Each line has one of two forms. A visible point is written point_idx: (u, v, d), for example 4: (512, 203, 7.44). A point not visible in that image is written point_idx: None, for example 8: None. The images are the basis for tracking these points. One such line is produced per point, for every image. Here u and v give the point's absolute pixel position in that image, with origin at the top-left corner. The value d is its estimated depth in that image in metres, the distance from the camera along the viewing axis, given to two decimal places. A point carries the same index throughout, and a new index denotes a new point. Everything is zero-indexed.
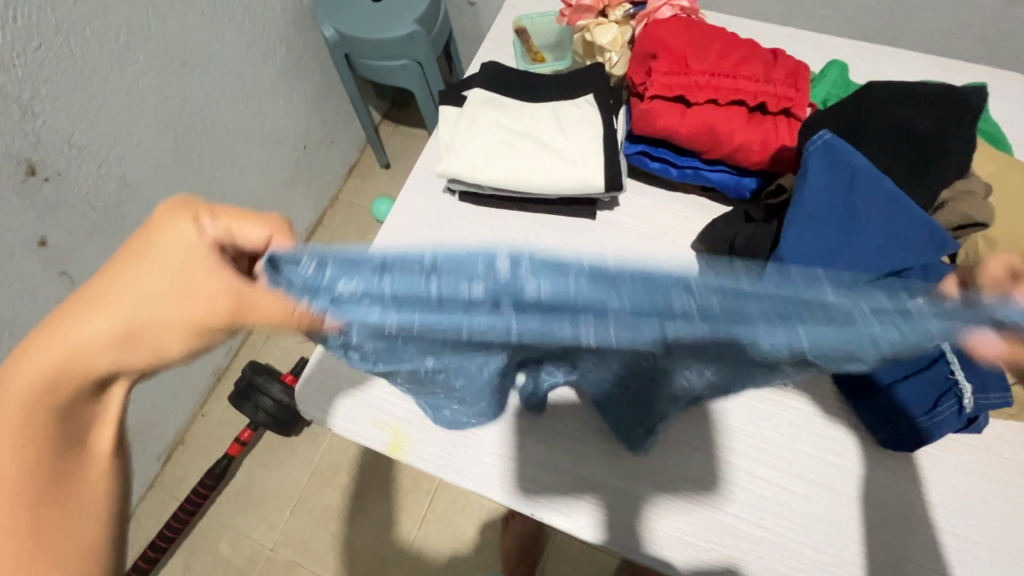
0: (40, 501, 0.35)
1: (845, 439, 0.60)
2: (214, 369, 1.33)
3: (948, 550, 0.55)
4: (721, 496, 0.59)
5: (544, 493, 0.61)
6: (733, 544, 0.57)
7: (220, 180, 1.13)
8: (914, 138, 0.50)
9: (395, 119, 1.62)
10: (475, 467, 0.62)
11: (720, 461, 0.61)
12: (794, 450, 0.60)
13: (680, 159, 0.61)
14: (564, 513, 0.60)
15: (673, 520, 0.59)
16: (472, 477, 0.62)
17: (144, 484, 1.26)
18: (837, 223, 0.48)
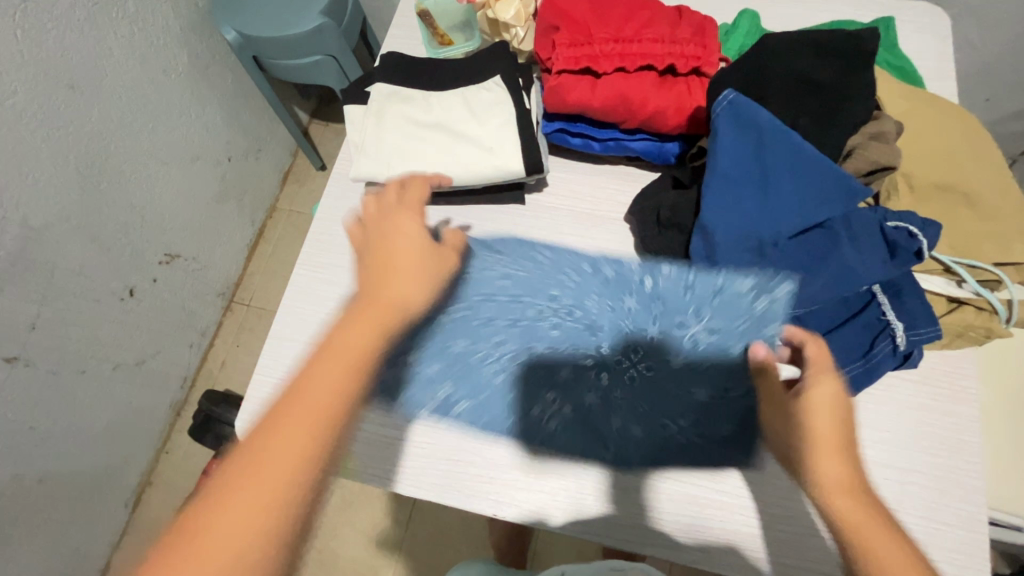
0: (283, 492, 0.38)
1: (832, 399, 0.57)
2: (172, 403, 1.28)
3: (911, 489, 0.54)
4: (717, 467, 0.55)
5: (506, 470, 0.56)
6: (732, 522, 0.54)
7: (140, 208, 1.06)
8: (816, 89, 0.50)
9: (324, 117, 1.55)
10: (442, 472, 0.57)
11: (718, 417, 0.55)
12: None
13: (601, 132, 0.60)
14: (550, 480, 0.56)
15: (671, 498, 0.54)
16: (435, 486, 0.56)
17: (115, 532, 1.21)
18: (751, 185, 0.49)
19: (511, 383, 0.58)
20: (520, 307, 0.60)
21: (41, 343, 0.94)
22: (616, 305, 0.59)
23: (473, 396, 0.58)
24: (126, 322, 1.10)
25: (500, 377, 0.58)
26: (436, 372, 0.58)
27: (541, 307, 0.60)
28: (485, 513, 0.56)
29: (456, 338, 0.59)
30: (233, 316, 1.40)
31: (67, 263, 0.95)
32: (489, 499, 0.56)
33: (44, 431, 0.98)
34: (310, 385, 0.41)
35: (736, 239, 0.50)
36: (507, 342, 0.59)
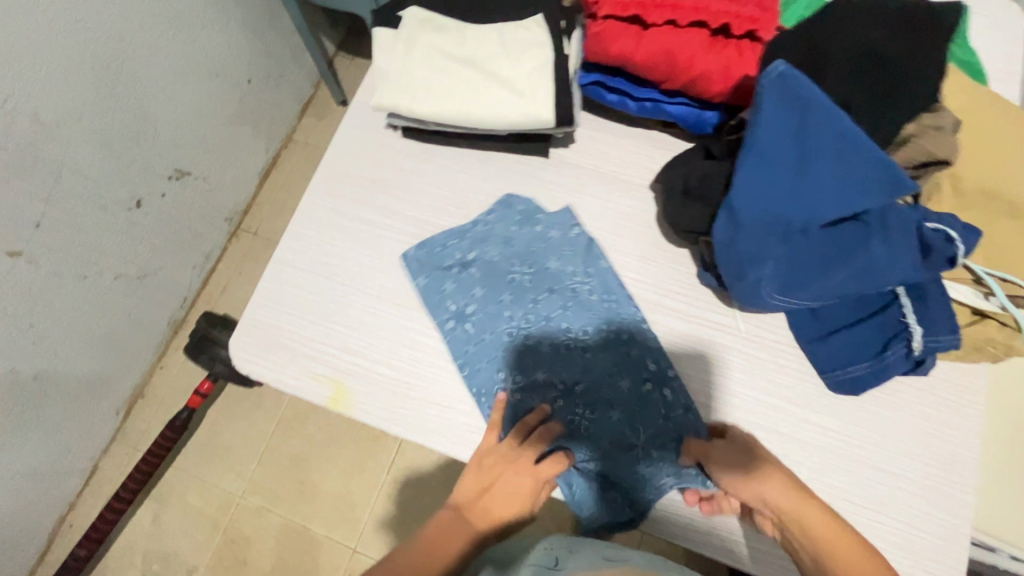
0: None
1: (829, 397, 0.55)
2: (170, 320, 1.28)
3: (896, 494, 0.53)
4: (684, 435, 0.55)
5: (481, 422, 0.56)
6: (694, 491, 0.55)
7: (152, 118, 1.04)
8: (880, 61, 0.46)
9: (351, 50, 1.50)
10: (423, 417, 0.56)
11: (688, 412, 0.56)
12: (760, 402, 0.56)
13: (639, 90, 0.57)
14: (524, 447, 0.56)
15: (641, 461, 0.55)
16: (415, 428, 0.56)
17: (105, 438, 1.24)
18: (788, 166, 0.45)
19: (503, 330, 0.58)
20: (542, 290, 0.59)
21: (44, 243, 0.93)
22: (609, 338, 0.58)
23: (481, 301, 0.59)
24: (130, 234, 1.09)
25: (495, 321, 0.58)
26: (441, 285, 0.59)
27: (558, 300, 0.59)
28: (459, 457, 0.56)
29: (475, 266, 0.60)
30: (239, 243, 1.39)
31: (75, 165, 0.93)
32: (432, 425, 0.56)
33: (42, 330, 0.98)
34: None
35: (759, 221, 0.46)
36: (521, 306, 0.58)
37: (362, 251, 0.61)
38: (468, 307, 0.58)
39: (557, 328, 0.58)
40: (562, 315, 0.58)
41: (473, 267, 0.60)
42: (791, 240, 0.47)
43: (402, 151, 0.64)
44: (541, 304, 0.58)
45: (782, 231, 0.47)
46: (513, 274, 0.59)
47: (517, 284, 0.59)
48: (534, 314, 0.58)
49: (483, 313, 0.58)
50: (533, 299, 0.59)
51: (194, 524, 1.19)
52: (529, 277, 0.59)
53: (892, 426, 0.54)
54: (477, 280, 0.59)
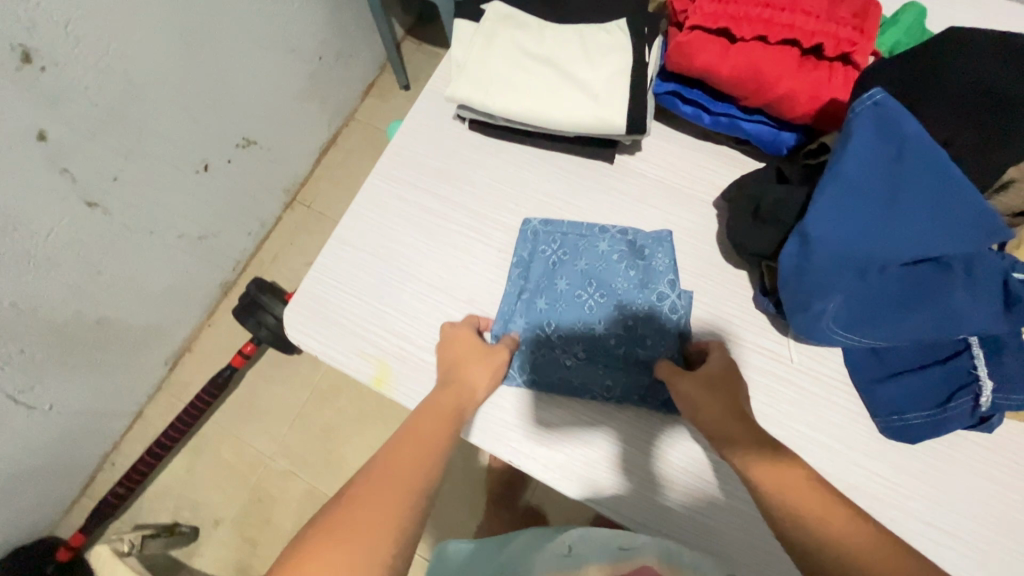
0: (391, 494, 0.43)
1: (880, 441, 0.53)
2: (222, 282, 1.34)
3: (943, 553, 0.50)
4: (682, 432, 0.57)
5: (552, 422, 0.58)
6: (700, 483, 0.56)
7: (228, 87, 1.08)
8: (997, 97, 0.47)
9: (418, 36, 1.53)
10: (496, 420, 0.59)
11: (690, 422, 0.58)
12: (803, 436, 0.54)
13: (716, 104, 0.55)
14: (572, 441, 0.58)
15: (674, 455, 0.57)
16: (491, 435, 0.58)
17: (152, 385, 1.30)
18: (874, 199, 0.44)
19: (559, 355, 0.58)
20: (619, 343, 0.58)
21: (119, 196, 0.98)
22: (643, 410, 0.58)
23: (577, 315, 0.58)
24: (196, 195, 1.14)
25: (565, 336, 0.58)
26: (535, 298, 0.60)
27: (622, 357, 0.57)
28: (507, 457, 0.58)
29: (575, 287, 0.59)
30: (293, 214, 1.43)
31: (155, 125, 0.98)
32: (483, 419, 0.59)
33: (109, 278, 1.04)
34: (390, 466, 0.45)
35: (833, 253, 0.45)
36: (595, 341, 0.58)
37: (421, 237, 0.63)
38: (555, 310, 0.59)
39: (610, 385, 0.57)
40: (623, 371, 0.57)
41: (589, 285, 0.59)
42: (865, 276, 0.45)
43: (469, 142, 0.65)
44: (620, 349, 0.57)
45: (860, 266, 0.45)
46: (613, 314, 0.58)
47: (603, 325, 0.58)
48: (597, 358, 0.58)
49: (569, 324, 0.58)
50: (609, 342, 0.58)
51: (224, 477, 1.24)
52: (624, 318, 0.58)
53: (947, 481, 0.52)
54: (579, 297, 0.59)
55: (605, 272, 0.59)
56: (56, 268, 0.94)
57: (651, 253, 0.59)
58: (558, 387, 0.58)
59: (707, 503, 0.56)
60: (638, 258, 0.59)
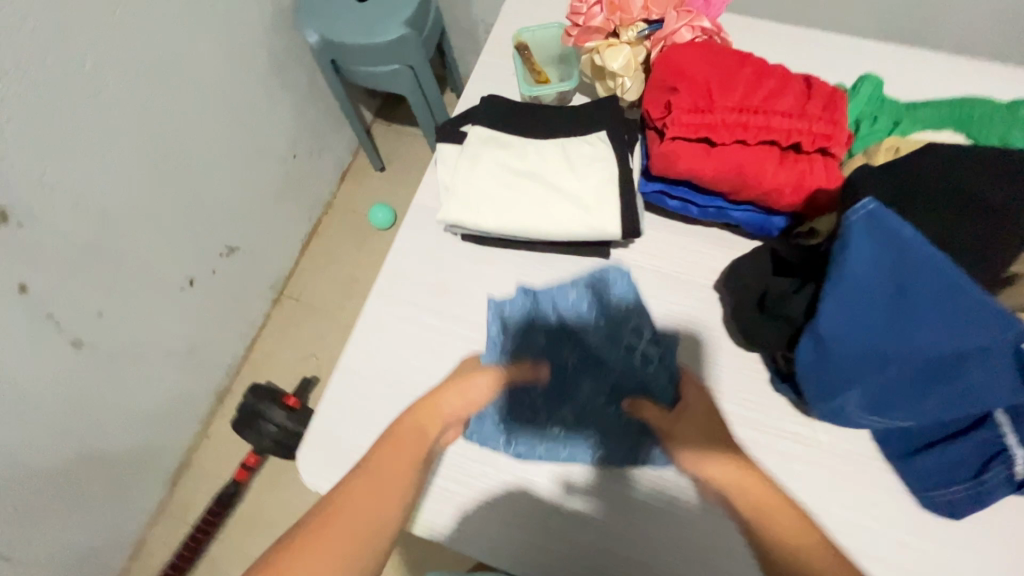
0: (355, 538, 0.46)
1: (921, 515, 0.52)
2: (216, 390, 1.30)
3: None
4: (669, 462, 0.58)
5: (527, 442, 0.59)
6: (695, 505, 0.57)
7: (206, 201, 1.08)
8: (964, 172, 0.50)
9: (387, 117, 1.56)
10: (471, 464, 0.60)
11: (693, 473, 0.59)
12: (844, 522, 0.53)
13: (703, 197, 0.56)
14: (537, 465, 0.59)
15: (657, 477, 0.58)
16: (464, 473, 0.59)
17: (152, 510, 1.24)
18: (879, 302, 0.43)
19: (559, 363, 0.60)
20: (615, 373, 0.59)
21: (104, 329, 0.96)
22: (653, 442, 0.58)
23: (568, 341, 0.60)
24: (182, 311, 1.11)
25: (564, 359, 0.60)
26: (504, 331, 0.60)
27: (622, 387, 0.59)
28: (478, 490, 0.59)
29: (567, 299, 0.61)
30: (281, 309, 1.41)
31: (136, 253, 0.96)
32: (435, 476, 0.59)
33: (99, 412, 1.00)
34: (369, 484, 0.49)
35: (842, 358, 0.45)
36: (594, 372, 0.59)
37: (427, 357, 0.62)
38: (547, 335, 0.60)
39: (615, 413, 0.59)
40: (626, 398, 0.58)
41: (578, 316, 0.61)
42: (883, 373, 0.45)
43: (463, 254, 0.65)
44: (616, 380, 0.59)
45: (878, 363, 0.44)
46: (604, 343, 0.60)
47: (600, 351, 0.60)
48: (601, 386, 0.59)
49: (562, 350, 0.60)
50: (608, 371, 0.59)
51: None
52: (614, 344, 0.60)
53: (996, 548, 0.51)
54: (570, 330, 0.60)
55: (587, 301, 0.61)
56: (43, 415, 0.90)
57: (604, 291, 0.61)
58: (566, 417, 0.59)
59: None
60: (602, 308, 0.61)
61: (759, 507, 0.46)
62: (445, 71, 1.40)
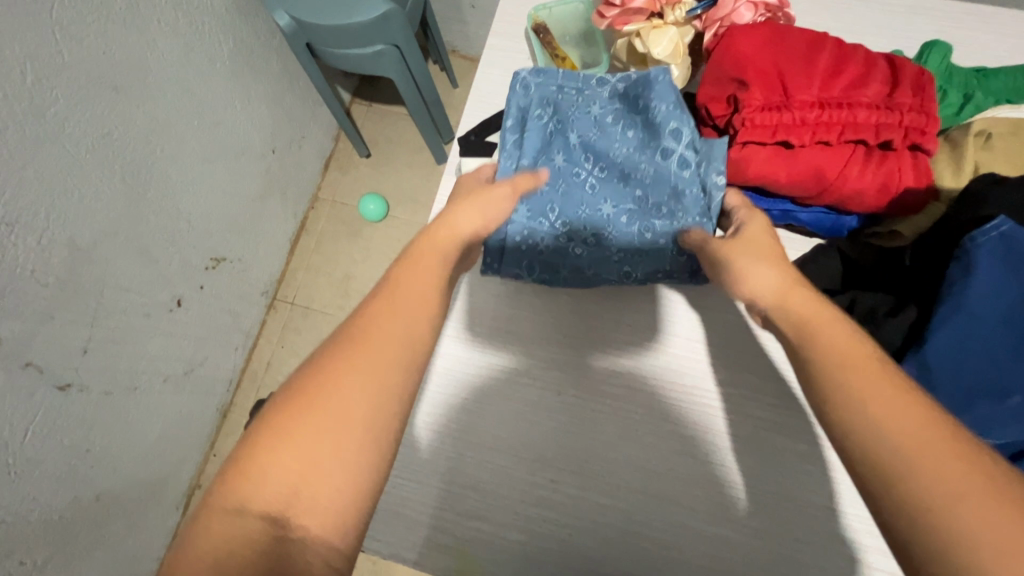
0: (356, 424, 0.39)
1: None
2: (218, 406, 1.24)
3: None
4: (654, 344, 0.68)
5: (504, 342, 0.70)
6: (662, 381, 0.66)
7: (185, 213, 0.98)
8: None
9: (367, 97, 1.44)
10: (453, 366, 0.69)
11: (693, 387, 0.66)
12: None
13: (768, 201, 0.61)
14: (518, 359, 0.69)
15: (618, 354, 0.68)
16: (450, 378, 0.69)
17: (167, 535, 1.20)
18: (993, 323, 0.49)
19: (540, 237, 0.65)
20: (604, 161, 0.66)
21: (93, 366, 0.88)
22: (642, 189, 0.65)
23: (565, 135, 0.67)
24: (174, 333, 1.04)
25: (574, 195, 0.65)
26: (554, 214, 0.65)
27: (611, 157, 0.66)
28: (450, 387, 0.69)
29: (572, 165, 0.66)
30: (276, 315, 1.34)
31: (116, 281, 0.87)
32: (429, 388, 0.69)
33: (99, 451, 0.94)
34: (354, 358, 0.41)
35: (958, 379, 0.49)
36: (590, 155, 0.67)
37: None
38: (550, 156, 0.66)
39: (607, 188, 0.66)
40: (613, 155, 0.66)
41: (576, 135, 0.67)
42: (1003, 402, 0.49)
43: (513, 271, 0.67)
44: (608, 148, 0.66)
45: (998, 392, 0.49)
46: (598, 143, 0.67)
47: (588, 124, 0.67)
48: (594, 154, 0.67)
49: (555, 150, 0.66)
50: (600, 146, 0.66)
51: None
52: (608, 147, 0.66)
53: None
54: (572, 127, 0.67)
55: (586, 112, 0.67)
56: (38, 466, 0.83)
57: (645, 98, 0.64)
58: (563, 196, 0.65)
59: None
60: (630, 108, 0.67)
61: (844, 365, 0.39)
62: (429, 44, 1.28)
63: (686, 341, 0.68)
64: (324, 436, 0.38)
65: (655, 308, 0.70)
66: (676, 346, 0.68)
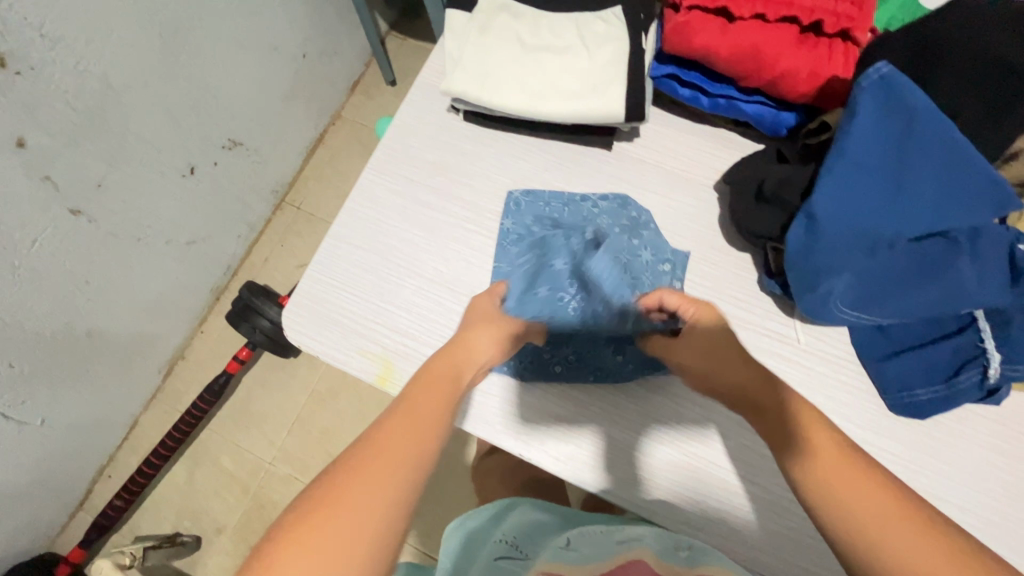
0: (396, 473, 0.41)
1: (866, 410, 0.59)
2: (213, 287, 1.32)
3: None
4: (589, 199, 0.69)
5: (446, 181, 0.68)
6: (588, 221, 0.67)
7: (213, 88, 1.05)
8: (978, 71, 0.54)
9: (402, 31, 1.51)
10: (379, 196, 0.67)
11: (622, 241, 0.65)
12: None
13: (716, 86, 0.64)
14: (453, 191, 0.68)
15: (546, 193, 0.68)
16: (380, 206, 0.67)
17: (146, 395, 1.28)
18: (875, 175, 0.51)
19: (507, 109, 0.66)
20: (564, 51, 0.63)
21: (104, 202, 0.95)
22: (599, 76, 0.61)
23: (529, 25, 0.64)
24: (183, 199, 1.11)
25: (528, 73, 0.62)
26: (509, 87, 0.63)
27: (573, 46, 0.63)
28: (379, 218, 0.67)
29: (529, 54, 0.63)
30: (282, 216, 1.41)
31: (138, 129, 0.95)
32: (345, 236, 0.65)
33: (96, 288, 1.01)
34: (389, 440, 0.42)
35: (836, 230, 0.52)
36: (549, 46, 0.63)
37: (418, 233, 0.66)
38: (510, 44, 0.63)
39: (563, 72, 0.62)
40: (574, 46, 0.63)
41: (540, 27, 0.64)
42: (872, 253, 0.53)
43: (463, 135, 0.70)
44: (568, 42, 0.63)
45: (871, 244, 0.53)
46: (556, 37, 0.63)
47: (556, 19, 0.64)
48: (555, 44, 0.63)
49: (516, 38, 0.63)
50: (561, 40, 0.63)
51: (224, 486, 1.23)
52: (571, 38, 0.63)
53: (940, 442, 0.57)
54: (536, 21, 0.64)
55: (554, 12, 0.65)
56: (40, 280, 0.90)
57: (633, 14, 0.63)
58: (513, 70, 0.62)
59: (715, 486, 0.61)
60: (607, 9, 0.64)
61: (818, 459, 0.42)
62: None
63: (613, 198, 0.67)
64: (355, 493, 0.39)
65: (597, 157, 0.69)
66: (609, 197, 0.67)
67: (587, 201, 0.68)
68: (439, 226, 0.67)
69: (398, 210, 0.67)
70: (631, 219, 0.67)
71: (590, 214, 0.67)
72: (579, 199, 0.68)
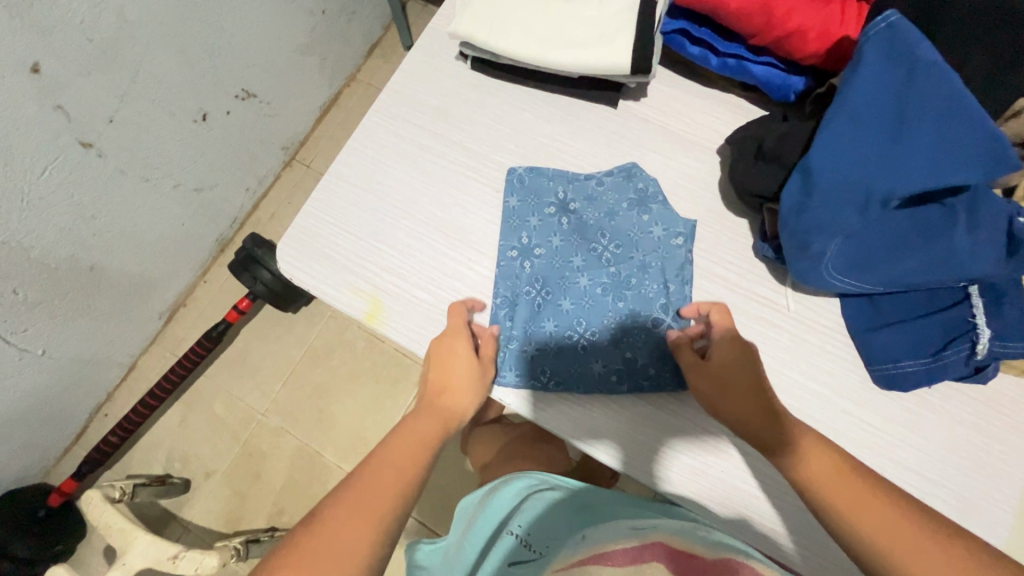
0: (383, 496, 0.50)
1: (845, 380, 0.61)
2: (218, 238, 1.34)
3: None
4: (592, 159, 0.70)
5: (452, 134, 0.71)
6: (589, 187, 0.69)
7: (230, 36, 1.06)
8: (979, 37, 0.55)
9: None
10: (386, 142, 0.70)
11: (626, 219, 0.67)
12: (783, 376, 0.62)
13: (724, 43, 0.66)
14: (460, 142, 0.70)
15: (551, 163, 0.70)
16: (388, 150, 0.70)
17: (146, 338, 1.31)
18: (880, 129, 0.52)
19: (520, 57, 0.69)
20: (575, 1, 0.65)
21: (114, 138, 0.96)
22: (606, 25, 0.63)
23: None
24: (194, 145, 1.12)
25: (540, 19, 0.65)
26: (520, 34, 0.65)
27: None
28: (385, 163, 0.70)
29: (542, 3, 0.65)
30: (291, 173, 1.43)
31: (152, 69, 0.96)
32: (350, 178, 0.69)
33: (102, 224, 1.02)
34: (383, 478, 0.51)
35: (831, 185, 0.54)
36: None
37: (419, 178, 0.69)
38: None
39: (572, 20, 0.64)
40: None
41: None
42: (864, 209, 0.54)
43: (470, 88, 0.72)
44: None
45: (861, 202, 0.54)
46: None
47: None
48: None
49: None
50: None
51: (216, 432, 1.25)
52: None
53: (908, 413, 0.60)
54: None
55: None
56: (45, 210, 0.92)
57: None
58: (525, 19, 0.65)
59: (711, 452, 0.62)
60: None
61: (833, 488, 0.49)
62: None
63: (620, 173, 0.69)
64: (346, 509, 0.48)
65: (601, 115, 0.71)
66: (616, 172, 0.69)
67: (594, 178, 0.69)
68: (441, 173, 0.69)
69: (405, 157, 0.70)
70: (638, 192, 0.68)
71: (594, 186, 0.69)
72: (584, 170, 0.70)
